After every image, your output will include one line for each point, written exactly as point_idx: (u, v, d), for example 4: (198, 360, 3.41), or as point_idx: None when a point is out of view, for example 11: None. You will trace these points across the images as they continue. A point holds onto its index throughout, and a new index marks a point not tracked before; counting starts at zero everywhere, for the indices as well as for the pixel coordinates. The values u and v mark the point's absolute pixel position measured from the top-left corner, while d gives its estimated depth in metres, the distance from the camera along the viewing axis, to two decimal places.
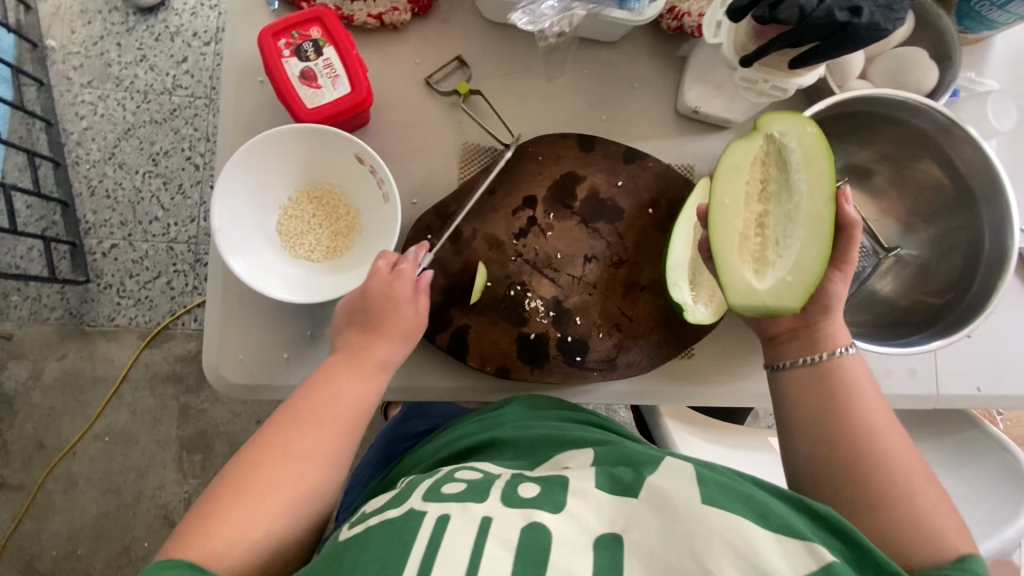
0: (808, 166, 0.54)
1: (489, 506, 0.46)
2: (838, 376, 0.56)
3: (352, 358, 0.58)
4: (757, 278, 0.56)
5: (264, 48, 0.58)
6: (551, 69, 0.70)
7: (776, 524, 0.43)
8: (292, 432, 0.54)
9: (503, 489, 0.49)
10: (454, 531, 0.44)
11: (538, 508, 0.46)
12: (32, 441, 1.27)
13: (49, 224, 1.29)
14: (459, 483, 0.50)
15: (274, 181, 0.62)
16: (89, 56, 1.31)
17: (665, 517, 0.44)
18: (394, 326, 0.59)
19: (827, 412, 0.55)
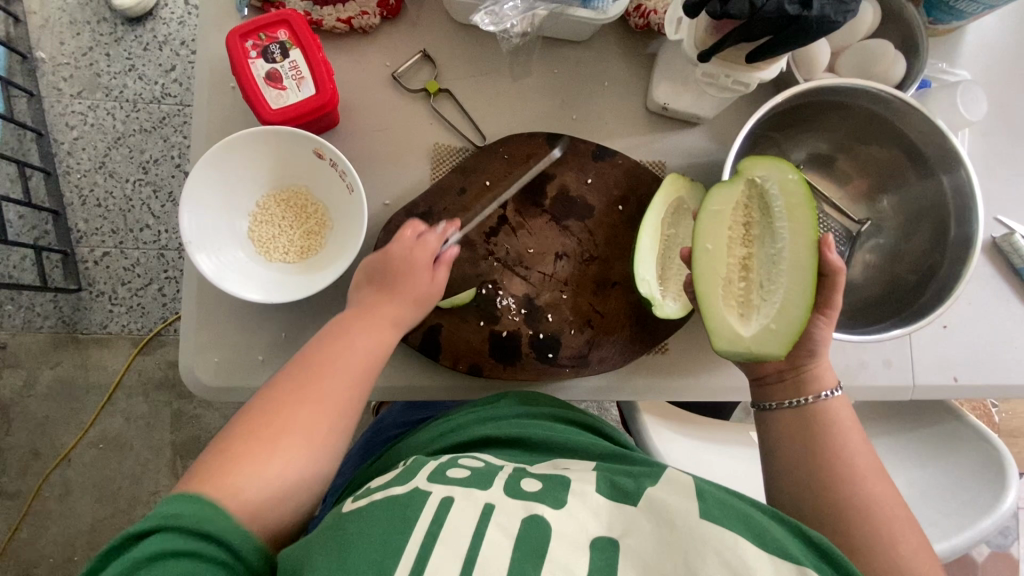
0: (790, 216, 0.57)
1: (492, 495, 0.47)
2: (824, 415, 0.57)
3: (363, 314, 0.59)
4: (742, 322, 0.58)
5: (231, 49, 0.59)
6: (521, 69, 0.71)
7: (771, 546, 0.43)
8: (299, 391, 0.54)
9: (507, 480, 0.50)
10: (456, 515, 0.44)
11: (538, 502, 0.46)
12: (28, 449, 1.28)
13: (41, 234, 1.30)
14: (464, 469, 0.51)
15: (241, 187, 0.63)
16: (79, 66, 1.32)
17: (663, 530, 0.44)
18: (409, 288, 0.61)
19: (811, 444, 0.56)
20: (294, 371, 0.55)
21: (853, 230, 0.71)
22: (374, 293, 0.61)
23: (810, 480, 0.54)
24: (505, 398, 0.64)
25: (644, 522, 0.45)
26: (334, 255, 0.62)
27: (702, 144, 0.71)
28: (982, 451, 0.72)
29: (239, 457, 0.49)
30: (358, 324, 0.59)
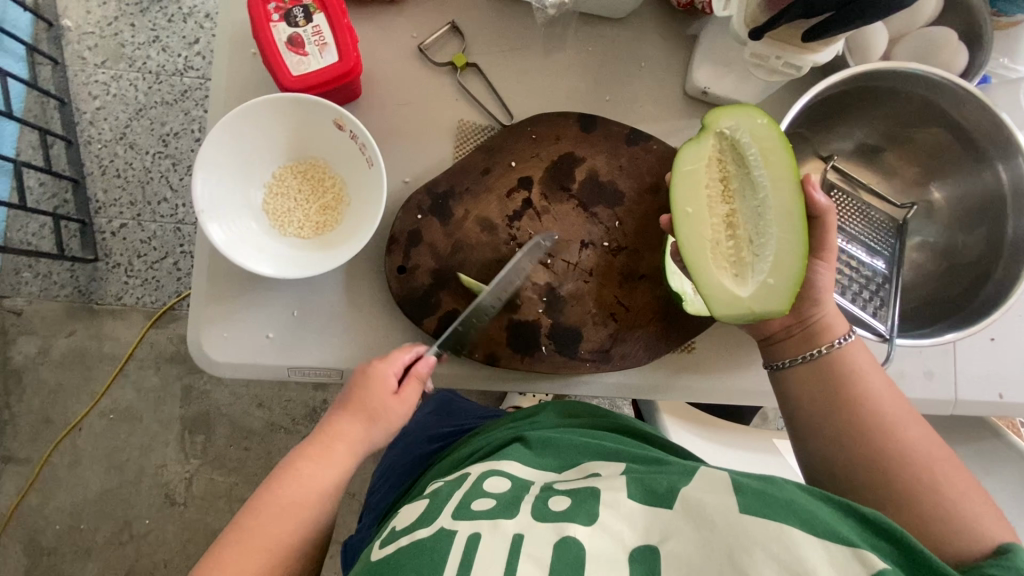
0: (766, 160, 0.51)
1: (521, 523, 0.44)
2: (840, 363, 0.52)
3: (321, 444, 0.56)
4: (738, 282, 0.53)
5: (252, 10, 0.56)
6: (554, 46, 0.67)
7: (821, 530, 0.39)
8: (265, 502, 0.53)
9: (534, 503, 0.47)
10: (483, 553, 0.42)
11: (570, 521, 0.43)
12: (39, 416, 1.28)
13: (61, 202, 1.30)
14: (488, 498, 0.48)
15: (257, 157, 0.60)
16: (104, 36, 1.31)
17: (702, 532, 0.41)
18: (363, 403, 0.57)
19: (830, 395, 0.51)
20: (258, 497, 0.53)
21: (898, 217, 0.64)
22: (337, 424, 0.57)
23: (831, 429, 0.51)
24: (544, 410, 0.62)
25: (681, 524, 0.42)
26: (351, 232, 0.60)
27: None
28: None
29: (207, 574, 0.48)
30: (318, 444, 0.56)
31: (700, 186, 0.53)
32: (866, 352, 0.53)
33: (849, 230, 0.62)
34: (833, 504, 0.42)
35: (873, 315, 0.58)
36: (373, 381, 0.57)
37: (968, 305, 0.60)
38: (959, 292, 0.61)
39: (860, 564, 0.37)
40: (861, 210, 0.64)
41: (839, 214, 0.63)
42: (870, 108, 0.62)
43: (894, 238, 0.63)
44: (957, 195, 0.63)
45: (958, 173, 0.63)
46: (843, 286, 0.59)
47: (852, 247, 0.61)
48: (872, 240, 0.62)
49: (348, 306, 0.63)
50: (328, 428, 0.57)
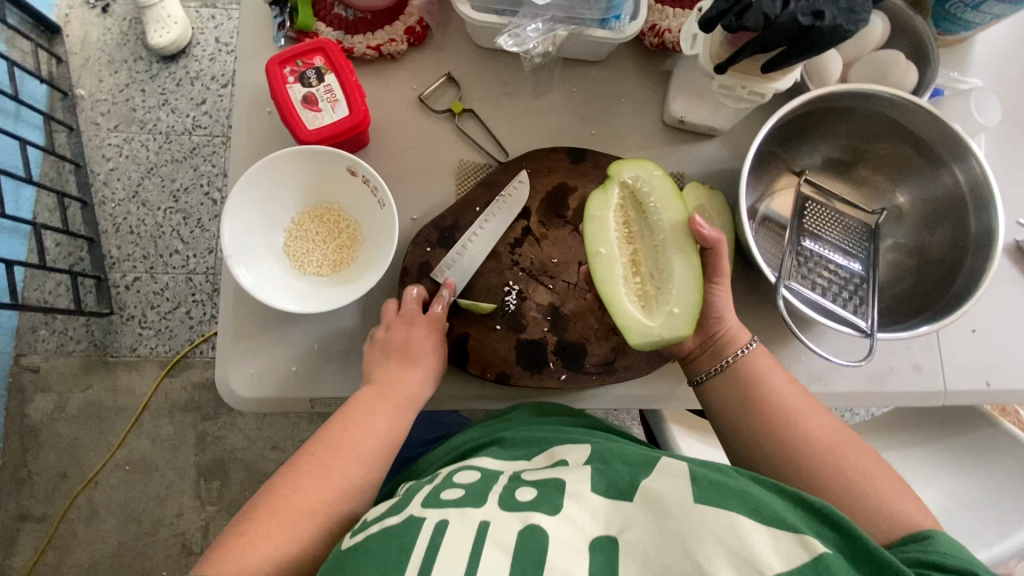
0: (664, 205, 0.59)
1: (487, 511, 0.47)
2: (751, 367, 0.58)
3: (382, 390, 0.61)
4: (648, 314, 0.58)
5: (270, 75, 0.63)
6: (541, 89, 0.74)
7: (769, 518, 0.43)
8: (325, 450, 0.55)
9: (501, 493, 0.49)
10: (450, 537, 0.44)
11: (535, 510, 0.45)
12: (56, 472, 1.30)
13: (76, 260, 1.35)
14: (458, 488, 0.51)
15: (277, 205, 0.65)
16: (116, 102, 1.40)
17: (657, 518, 0.44)
18: (427, 356, 0.63)
19: (743, 399, 0.57)
20: (317, 446, 0.56)
21: (870, 222, 0.69)
22: (391, 366, 0.61)
23: (749, 430, 0.56)
24: (516, 410, 0.65)
25: (640, 517, 0.45)
26: (367, 267, 0.65)
27: (719, 154, 0.73)
28: None
29: (262, 526, 0.49)
30: (368, 397, 0.60)
31: (610, 228, 0.59)
32: (770, 354, 0.60)
33: (825, 237, 0.67)
34: (783, 494, 0.47)
35: (854, 312, 0.63)
36: (424, 330, 0.63)
37: (943, 298, 0.64)
38: (933, 287, 0.65)
39: (802, 548, 0.41)
40: (836, 218, 0.69)
41: (814, 223, 0.68)
42: (832, 125, 0.68)
43: (869, 242, 0.68)
44: (921, 199, 0.69)
45: (920, 179, 0.68)
46: (824, 288, 0.63)
47: (829, 251, 0.66)
48: (847, 246, 0.67)
49: (364, 337, 0.67)
50: (380, 377, 0.61)
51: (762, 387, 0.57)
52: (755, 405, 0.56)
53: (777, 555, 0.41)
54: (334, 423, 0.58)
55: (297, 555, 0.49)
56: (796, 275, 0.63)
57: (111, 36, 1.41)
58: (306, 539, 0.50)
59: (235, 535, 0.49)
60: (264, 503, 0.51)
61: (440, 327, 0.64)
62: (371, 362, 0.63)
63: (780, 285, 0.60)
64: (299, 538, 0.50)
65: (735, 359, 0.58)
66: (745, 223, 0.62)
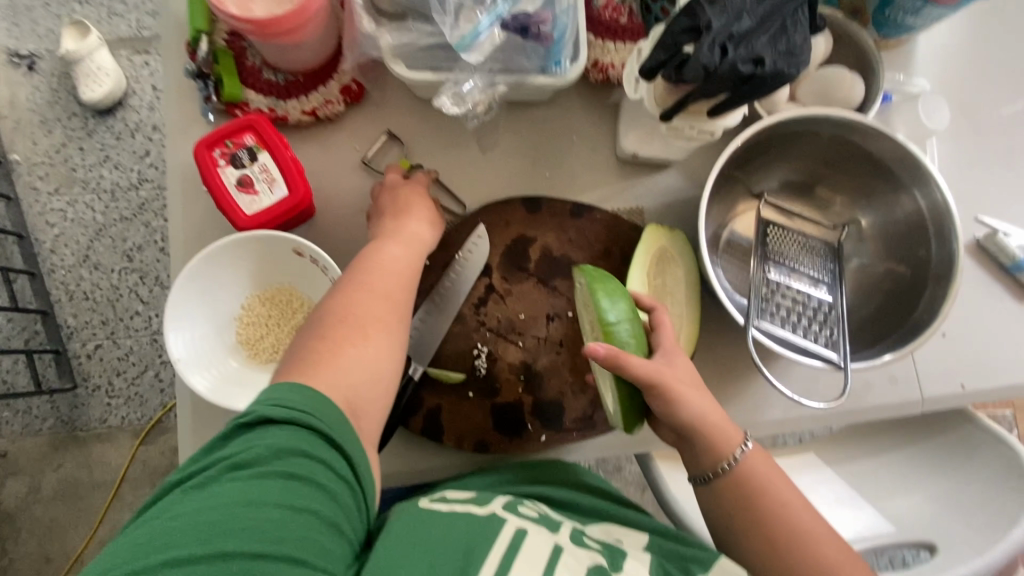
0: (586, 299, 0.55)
1: (561, 539, 0.53)
2: (751, 479, 0.55)
3: (365, 262, 0.58)
4: None
5: (199, 160, 0.59)
6: (490, 135, 0.71)
7: None
8: (348, 299, 0.55)
9: (572, 531, 0.56)
10: (530, 543, 0.51)
11: (601, 558, 0.52)
12: (37, 557, 1.24)
13: (31, 334, 1.29)
14: (533, 511, 0.56)
15: (224, 294, 0.62)
16: (54, 163, 1.33)
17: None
18: (421, 202, 0.64)
19: (747, 508, 0.54)
20: (344, 295, 0.55)
21: (833, 241, 0.69)
22: (387, 237, 0.61)
23: (762, 562, 0.53)
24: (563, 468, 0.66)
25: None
26: None
27: (677, 184, 0.71)
28: (1002, 455, 0.71)
29: (325, 369, 0.50)
30: (370, 256, 0.59)
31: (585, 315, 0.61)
32: (768, 458, 0.56)
33: (791, 263, 0.66)
34: None
35: (825, 346, 0.61)
36: (419, 195, 0.65)
37: (914, 315, 0.63)
38: (901, 303, 0.65)
39: None
40: (799, 240, 0.68)
41: (778, 250, 0.67)
42: (787, 147, 0.67)
43: (833, 265, 0.67)
44: (882, 212, 0.68)
45: (879, 192, 0.68)
46: (792, 323, 0.62)
47: (794, 279, 0.65)
48: (813, 270, 0.66)
49: None
50: (383, 230, 0.62)
51: (765, 494, 0.54)
52: (759, 515, 0.54)
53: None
54: (360, 269, 0.58)
55: (360, 395, 0.50)
56: (765, 314, 0.62)
57: (40, 95, 1.33)
58: (357, 394, 0.50)
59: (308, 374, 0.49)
60: (308, 359, 0.51)
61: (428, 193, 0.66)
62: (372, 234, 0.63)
63: (750, 327, 0.59)
64: (359, 380, 0.51)
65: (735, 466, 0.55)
66: (710, 263, 0.60)
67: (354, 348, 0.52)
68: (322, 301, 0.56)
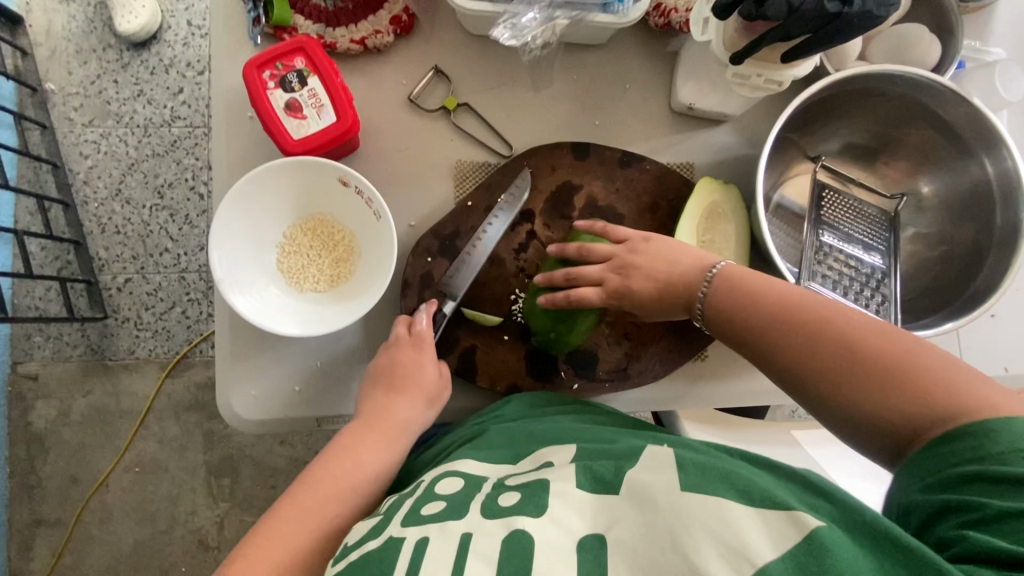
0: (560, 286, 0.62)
1: (469, 521, 0.42)
2: (730, 281, 0.54)
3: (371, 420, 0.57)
4: None
5: (249, 80, 0.58)
6: (539, 78, 0.69)
7: (758, 498, 0.38)
8: (333, 457, 0.54)
9: (483, 499, 0.45)
10: (431, 556, 0.39)
11: (518, 514, 0.41)
12: (67, 476, 1.30)
13: (64, 264, 1.31)
14: (438, 500, 0.45)
15: (266, 221, 0.62)
16: (89, 95, 1.32)
17: (644, 512, 0.40)
18: (415, 385, 0.58)
19: (750, 299, 0.52)
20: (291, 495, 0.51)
21: (889, 209, 0.67)
22: (380, 394, 0.58)
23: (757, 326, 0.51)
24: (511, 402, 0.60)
25: (627, 508, 0.41)
26: (367, 282, 0.61)
27: (730, 141, 0.69)
28: None
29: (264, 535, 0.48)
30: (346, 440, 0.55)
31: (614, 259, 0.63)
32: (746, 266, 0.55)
33: (844, 229, 0.64)
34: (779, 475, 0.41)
35: (876, 312, 0.60)
36: (421, 359, 0.59)
37: (967, 290, 0.61)
38: (956, 280, 0.63)
39: (793, 525, 0.36)
40: (854, 206, 0.66)
41: (832, 214, 0.65)
42: (852, 107, 0.64)
43: (888, 234, 0.65)
44: (944, 185, 0.65)
45: (944, 163, 0.65)
46: (843, 286, 0.61)
47: (848, 244, 0.63)
48: (867, 237, 0.64)
49: (368, 351, 0.65)
50: (369, 411, 0.58)
51: (764, 285, 0.52)
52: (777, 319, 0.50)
53: (767, 541, 0.35)
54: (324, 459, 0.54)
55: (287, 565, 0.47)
56: (814, 275, 0.61)
57: (77, 23, 1.32)
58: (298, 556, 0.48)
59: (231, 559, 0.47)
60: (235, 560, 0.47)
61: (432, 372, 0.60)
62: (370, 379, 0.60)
63: (800, 287, 0.57)
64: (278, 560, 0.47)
65: (713, 279, 0.55)
66: (763, 220, 0.58)
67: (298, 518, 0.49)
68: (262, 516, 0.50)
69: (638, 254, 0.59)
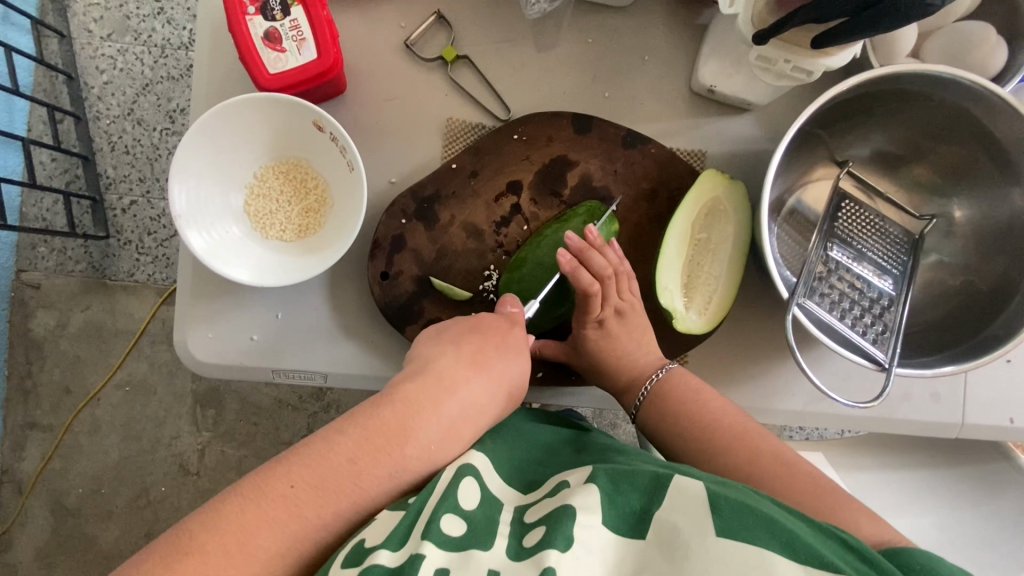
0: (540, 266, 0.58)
1: (496, 558, 0.38)
2: (676, 385, 0.55)
3: (442, 388, 0.49)
4: (691, 306, 0.58)
5: (227, 3, 0.53)
6: (550, 38, 0.63)
7: (802, 554, 0.37)
8: (393, 414, 0.46)
9: (509, 532, 0.41)
10: None
11: (548, 547, 0.37)
12: (60, 386, 1.27)
13: (72, 178, 1.25)
14: (460, 516, 0.41)
15: (236, 158, 0.58)
16: (109, 7, 1.24)
17: (675, 559, 0.38)
18: (505, 374, 0.52)
19: (691, 413, 0.53)
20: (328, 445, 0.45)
21: (914, 231, 0.61)
22: (461, 364, 0.51)
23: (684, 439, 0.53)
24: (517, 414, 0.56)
25: (655, 555, 0.38)
26: (334, 238, 0.58)
27: (750, 132, 0.62)
28: None
29: (283, 480, 0.42)
30: (410, 401, 0.48)
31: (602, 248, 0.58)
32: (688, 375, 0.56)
33: (857, 246, 0.58)
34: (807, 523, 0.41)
35: (873, 342, 0.55)
36: (517, 345, 0.54)
37: (984, 330, 0.56)
38: (970, 318, 0.57)
39: None
40: (875, 222, 0.60)
41: (847, 228, 0.59)
42: (896, 107, 0.57)
43: (906, 258, 0.59)
44: (979, 211, 0.59)
45: (986, 187, 0.58)
46: (842, 309, 0.55)
47: (858, 263, 0.57)
48: (882, 258, 0.58)
49: (331, 308, 0.62)
50: (440, 371, 0.50)
51: (699, 401, 0.54)
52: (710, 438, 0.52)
53: None
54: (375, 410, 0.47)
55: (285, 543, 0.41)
56: (812, 293, 0.55)
57: None
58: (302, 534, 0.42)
59: (235, 501, 0.41)
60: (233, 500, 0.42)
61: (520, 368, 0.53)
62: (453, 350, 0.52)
63: (794, 304, 0.52)
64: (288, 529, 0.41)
65: (658, 383, 0.56)
66: (765, 225, 0.53)
67: (330, 466, 0.43)
68: (298, 452, 0.44)
69: (621, 318, 0.57)
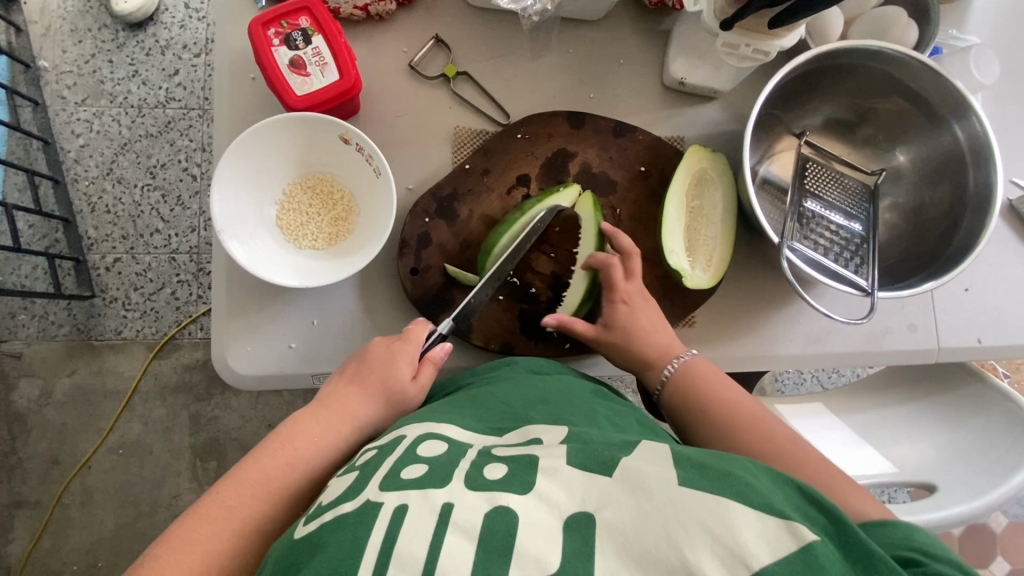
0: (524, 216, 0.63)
1: (452, 491, 0.39)
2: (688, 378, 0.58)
3: (321, 410, 0.55)
4: (696, 267, 0.65)
5: (254, 38, 0.59)
6: (537, 48, 0.72)
7: (757, 502, 0.37)
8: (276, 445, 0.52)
9: (467, 469, 0.42)
10: (407, 526, 0.37)
11: (503, 491, 0.39)
12: (47, 458, 1.22)
13: (52, 242, 1.24)
14: (420, 464, 0.43)
15: (268, 177, 0.63)
16: (82, 74, 1.26)
17: (638, 501, 0.37)
18: (383, 380, 0.57)
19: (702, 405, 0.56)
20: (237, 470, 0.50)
21: (869, 183, 0.70)
22: (345, 387, 0.57)
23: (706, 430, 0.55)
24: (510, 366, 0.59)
25: (618, 492, 0.38)
26: (362, 242, 0.63)
27: (719, 117, 0.71)
28: (1007, 411, 0.71)
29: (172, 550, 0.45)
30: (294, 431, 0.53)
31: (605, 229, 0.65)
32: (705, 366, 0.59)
33: (827, 198, 0.67)
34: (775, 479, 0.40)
35: (854, 271, 0.63)
36: (394, 356, 0.58)
37: (942, 256, 0.64)
38: (928, 250, 0.66)
39: (790, 536, 0.35)
40: (835, 178, 0.69)
41: (816, 184, 0.68)
42: (835, 78, 0.67)
43: (868, 206, 0.68)
44: (919, 158, 0.69)
45: (922, 136, 0.68)
46: (826, 248, 0.64)
47: (829, 211, 0.66)
48: (848, 206, 0.67)
49: (362, 311, 0.66)
50: (330, 399, 0.56)
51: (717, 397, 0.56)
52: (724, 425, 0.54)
53: (765, 546, 0.35)
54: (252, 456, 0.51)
55: (222, 547, 0.46)
56: (798, 236, 0.63)
57: (72, 3, 1.26)
58: (233, 536, 0.46)
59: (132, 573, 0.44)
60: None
61: (402, 376, 0.57)
62: (340, 381, 0.58)
63: (785, 247, 0.60)
64: (223, 528, 0.47)
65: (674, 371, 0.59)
66: (750, 185, 0.61)
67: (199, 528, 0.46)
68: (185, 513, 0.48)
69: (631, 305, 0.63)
